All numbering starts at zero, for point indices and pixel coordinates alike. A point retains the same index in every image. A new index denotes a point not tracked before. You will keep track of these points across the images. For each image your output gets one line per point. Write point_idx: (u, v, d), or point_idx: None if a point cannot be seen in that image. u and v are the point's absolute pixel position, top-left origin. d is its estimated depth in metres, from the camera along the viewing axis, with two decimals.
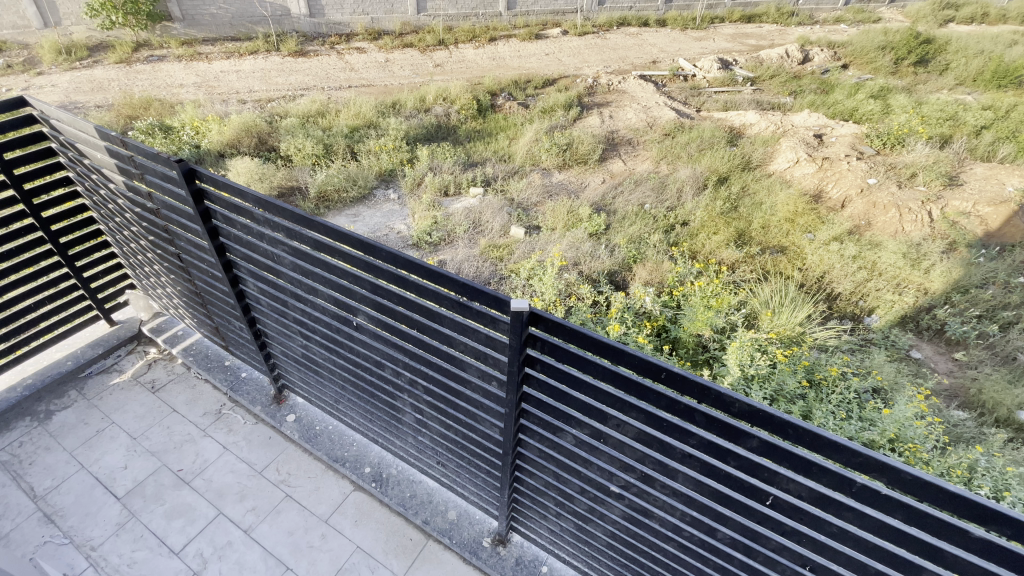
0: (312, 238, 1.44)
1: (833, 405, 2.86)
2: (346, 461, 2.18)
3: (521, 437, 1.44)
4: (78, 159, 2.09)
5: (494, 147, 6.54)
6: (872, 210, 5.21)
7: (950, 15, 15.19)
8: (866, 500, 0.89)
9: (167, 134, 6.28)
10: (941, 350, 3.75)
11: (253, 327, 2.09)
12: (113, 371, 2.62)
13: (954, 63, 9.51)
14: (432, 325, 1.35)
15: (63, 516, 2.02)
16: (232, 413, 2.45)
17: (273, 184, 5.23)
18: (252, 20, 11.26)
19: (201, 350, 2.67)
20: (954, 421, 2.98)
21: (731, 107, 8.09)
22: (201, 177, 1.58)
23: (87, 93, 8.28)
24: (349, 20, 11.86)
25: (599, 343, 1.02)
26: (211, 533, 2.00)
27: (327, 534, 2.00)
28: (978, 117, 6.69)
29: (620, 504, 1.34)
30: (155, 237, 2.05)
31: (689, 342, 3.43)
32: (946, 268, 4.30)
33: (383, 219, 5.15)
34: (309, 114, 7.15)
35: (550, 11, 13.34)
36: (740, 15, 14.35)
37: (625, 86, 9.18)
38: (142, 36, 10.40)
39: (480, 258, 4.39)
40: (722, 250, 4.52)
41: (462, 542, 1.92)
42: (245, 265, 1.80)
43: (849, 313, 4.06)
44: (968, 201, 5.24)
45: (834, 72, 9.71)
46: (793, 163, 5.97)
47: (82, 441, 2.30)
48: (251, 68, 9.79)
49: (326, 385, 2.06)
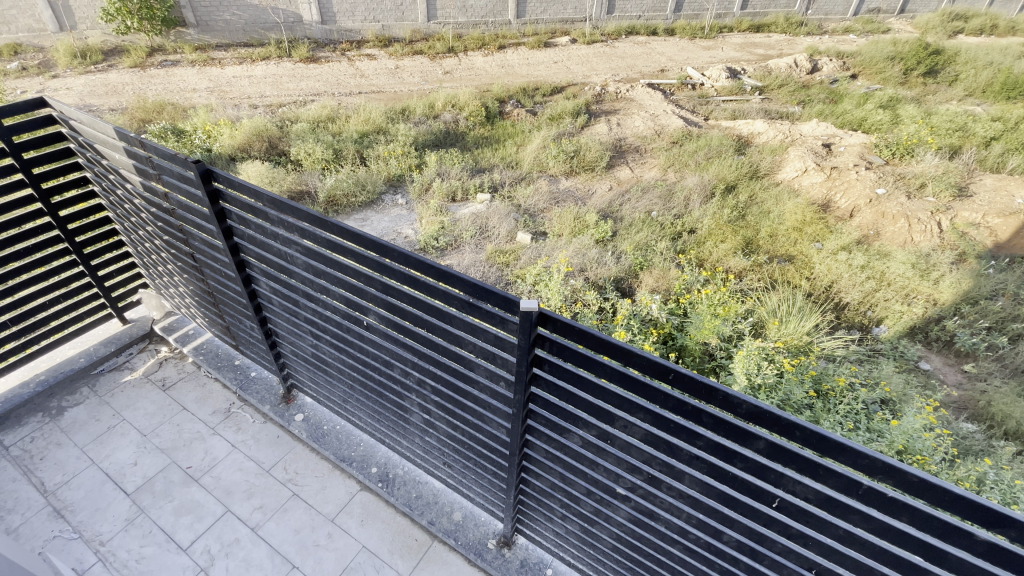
0: (325, 238, 1.47)
1: (840, 416, 2.84)
2: (352, 461, 2.20)
3: (528, 438, 1.45)
4: (96, 159, 2.14)
5: (502, 154, 6.60)
6: (881, 219, 5.18)
7: (960, 26, 15.19)
8: (871, 502, 0.91)
9: (179, 137, 6.38)
10: (949, 361, 3.72)
11: (263, 326, 2.12)
12: (125, 369, 2.66)
13: (963, 74, 9.50)
14: (442, 325, 1.37)
15: (73, 511, 2.06)
16: (240, 412, 2.47)
17: (284, 188, 5.30)
18: (265, 26, 11.45)
19: (212, 349, 2.71)
20: (963, 433, 2.95)
21: (739, 116, 8.11)
22: (217, 177, 1.62)
23: (101, 97, 8.44)
24: (360, 27, 12.04)
25: (606, 344, 1.03)
26: (218, 530, 2.02)
27: (333, 533, 2.02)
28: (988, 128, 6.68)
29: (626, 506, 1.35)
30: (170, 235, 2.08)
31: (695, 350, 3.42)
32: (956, 279, 4.27)
33: (391, 224, 5.20)
34: (319, 119, 7.24)
35: (559, 19, 13.47)
36: (749, 24, 14.41)
37: (632, 94, 9.22)
38: (156, 41, 10.59)
39: (486, 263, 4.42)
40: (729, 258, 4.53)
41: (468, 543, 1.93)
42: (259, 265, 1.83)
43: (857, 323, 4.04)
44: (978, 212, 5.21)
45: (842, 82, 9.71)
46: (801, 172, 5.97)
47: (93, 438, 2.33)
48: (262, 74, 9.94)
49: (335, 384, 2.09)
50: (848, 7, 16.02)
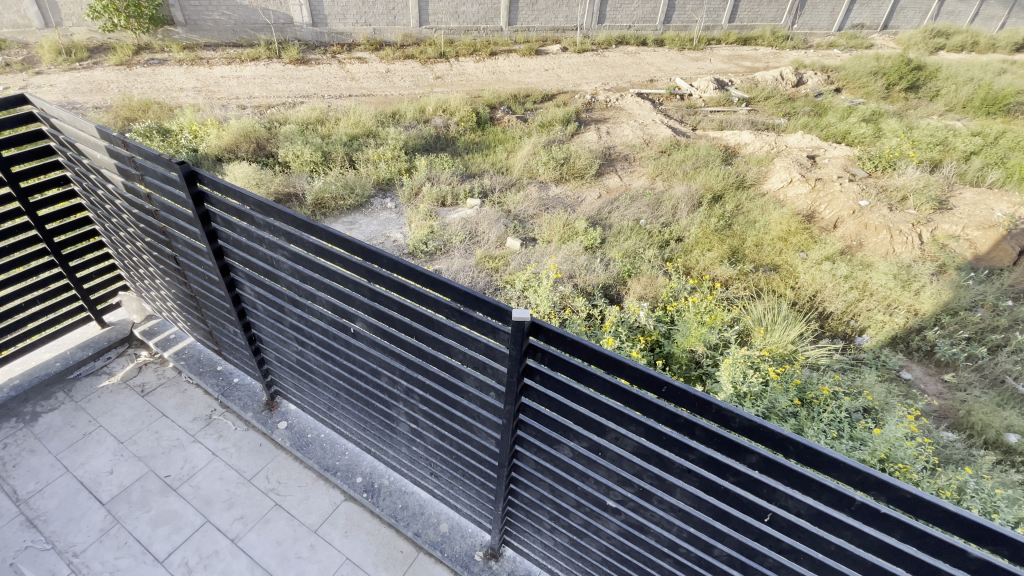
0: (311, 243, 1.44)
1: (824, 424, 2.87)
2: (337, 470, 2.15)
3: (518, 449, 1.43)
4: (77, 158, 2.09)
5: (492, 160, 6.61)
6: (863, 231, 5.28)
7: (941, 43, 15.70)
8: (864, 518, 0.90)
9: (165, 136, 6.27)
10: (931, 370, 3.79)
11: (247, 331, 2.07)
12: (103, 374, 2.58)
13: (944, 90, 9.78)
14: (432, 334, 1.35)
15: (46, 520, 1.98)
16: (222, 419, 2.41)
17: (271, 190, 5.24)
18: (255, 27, 11.35)
19: (193, 354, 2.64)
20: (943, 442, 2.99)
21: (725, 126, 8.26)
22: (202, 179, 1.58)
23: (85, 94, 8.29)
24: (351, 30, 12.01)
25: (597, 354, 1.02)
26: (197, 541, 1.96)
27: (316, 544, 1.97)
28: (968, 143, 6.89)
29: (616, 519, 1.34)
30: (152, 237, 2.03)
31: (682, 358, 3.44)
32: (936, 290, 4.35)
33: (380, 227, 5.16)
34: (308, 121, 7.18)
35: (550, 28, 13.61)
36: (736, 37, 14.70)
37: (622, 104, 9.32)
38: (144, 39, 10.45)
39: (476, 268, 4.40)
40: (716, 267, 4.57)
41: (454, 556, 1.90)
42: (243, 269, 1.79)
43: (841, 332, 4.11)
44: (958, 224, 5.29)
45: (827, 96, 9.92)
46: (787, 183, 6.08)
47: (68, 444, 2.25)
48: (251, 75, 9.84)
49: (320, 392, 2.05)
50: (832, 23, 16.46)
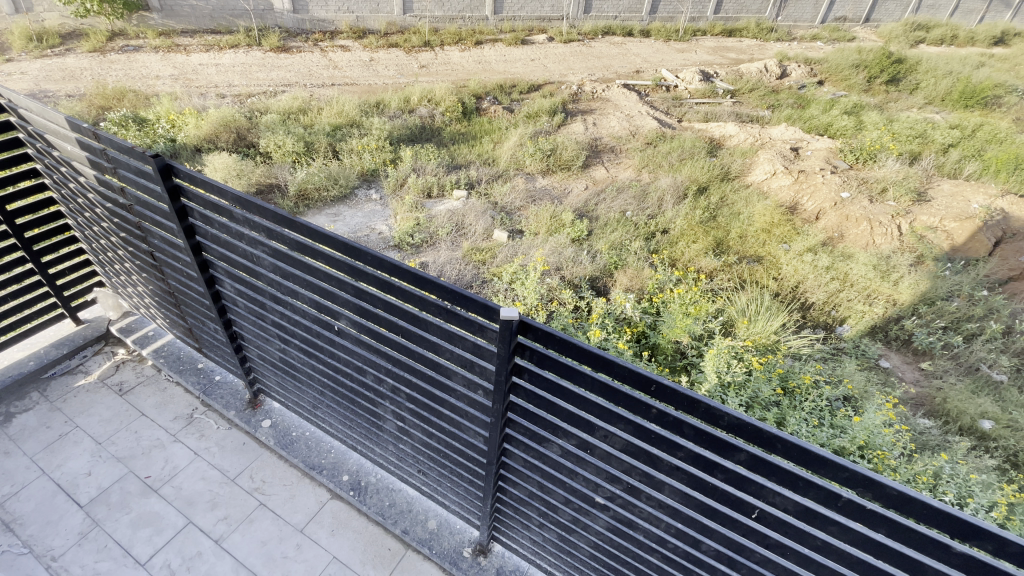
0: (291, 238, 1.39)
1: (806, 412, 2.93)
2: (323, 468, 2.13)
3: (507, 447, 1.42)
4: (47, 150, 1.99)
5: (478, 150, 6.53)
6: (845, 222, 5.37)
7: (921, 36, 15.96)
8: (850, 514, 0.91)
9: (141, 126, 6.08)
10: (908, 359, 3.90)
11: (228, 329, 2.02)
12: (79, 373, 2.50)
13: (924, 82, 9.95)
14: (418, 332, 1.33)
15: (22, 524, 1.92)
16: (204, 418, 2.36)
17: (251, 181, 5.13)
18: (233, 13, 11.02)
19: (173, 351, 2.58)
20: (920, 429, 3.07)
21: (711, 118, 8.30)
22: (177, 172, 1.52)
23: (58, 82, 7.97)
24: (333, 18, 11.75)
25: (587, 353, 0.99)
26: (180, 543, 1.92)
27: (302, 544, 1.95)
28: (945, 136, 7.02)
29: (604, 515, 1.34)
30: (127, 232, 1.96)
31: (667, 349, 3.46)
32: (914, 280, 4.44)
33: (364, 220, 5.08)
34: (290, 110, 7.01)
35: (536, 17, 13.50)
36: (721, 28, 14.70)
37: (608, 95, 9.29)
38: (118, 25, 10.08)
39: (463, 261, 4.36)
40: (701, 258, 4.62)
41: (442, 552, 1.89)
42: (222, 265, 1.74)
43: (822, 323, 4.18)
44: (935, 216, 5.43)
45: (810, 88, 10.03)
46: (771, 175, 6.14)
47: (44, 445, 2.19)
48: (230, 62, 9.55)
49: (304, 390, 2.02)
50: (816, 15, 16.51)
